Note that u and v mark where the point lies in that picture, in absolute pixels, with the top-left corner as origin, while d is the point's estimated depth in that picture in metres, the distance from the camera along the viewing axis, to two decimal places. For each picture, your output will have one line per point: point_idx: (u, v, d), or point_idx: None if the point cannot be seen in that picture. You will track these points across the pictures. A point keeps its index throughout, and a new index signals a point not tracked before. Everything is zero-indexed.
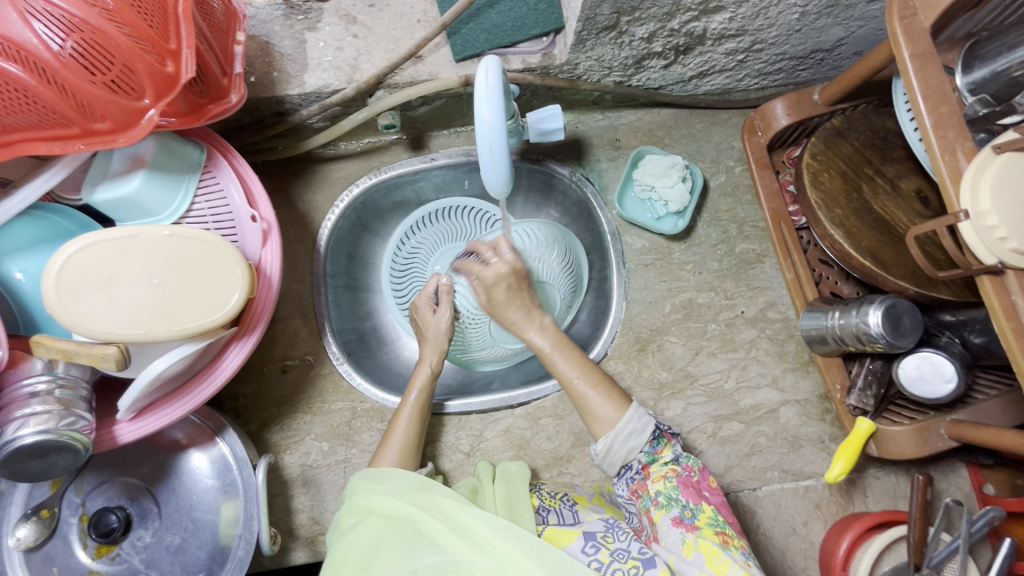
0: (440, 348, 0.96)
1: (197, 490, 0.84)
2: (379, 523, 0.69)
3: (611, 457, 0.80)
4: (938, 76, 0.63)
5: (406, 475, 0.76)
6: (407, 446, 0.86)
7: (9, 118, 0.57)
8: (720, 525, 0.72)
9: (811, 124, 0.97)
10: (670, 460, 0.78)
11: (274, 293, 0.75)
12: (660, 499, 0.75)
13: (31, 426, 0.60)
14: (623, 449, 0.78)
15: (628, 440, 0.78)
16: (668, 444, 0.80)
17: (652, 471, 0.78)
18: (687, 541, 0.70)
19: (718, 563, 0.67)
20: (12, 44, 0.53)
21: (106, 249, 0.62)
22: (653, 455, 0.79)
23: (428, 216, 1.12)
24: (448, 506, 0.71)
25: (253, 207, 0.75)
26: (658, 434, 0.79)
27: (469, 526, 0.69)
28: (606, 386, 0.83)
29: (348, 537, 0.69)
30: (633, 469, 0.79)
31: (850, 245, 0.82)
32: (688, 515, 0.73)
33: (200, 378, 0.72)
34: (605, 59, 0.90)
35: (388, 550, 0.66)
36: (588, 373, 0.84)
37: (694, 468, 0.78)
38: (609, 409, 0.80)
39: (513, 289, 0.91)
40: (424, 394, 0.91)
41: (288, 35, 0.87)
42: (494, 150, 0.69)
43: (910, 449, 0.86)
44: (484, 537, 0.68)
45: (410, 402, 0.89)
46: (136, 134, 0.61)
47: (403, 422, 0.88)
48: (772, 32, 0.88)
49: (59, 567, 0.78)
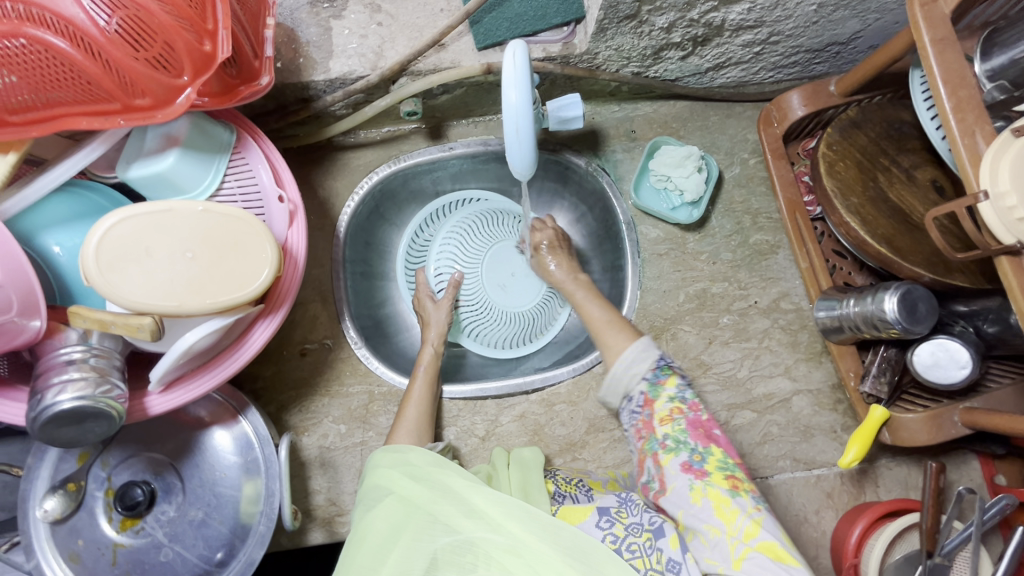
0: (440, 331, 1.03)
1: (220, 466, 0.85)
2: (399, 503, 0.70)
3: (615, 386, 0.85)
4: (957, 61, 0.64)
5: (426, 453, 0.77)
6: (423, 414, 0.91)
7: (53, 93, 0.59)
8: (729, 467, 0.75)
9: (825, 116, 0.99)
10: (675, 396, 0.81)
11: (300, 273, 0.76)
12: (669, 443, 0.78)
13: (69, 392, 0.61)
14: (627, 376, 0.83)
15: (632, 365, 0.83)
16: (673, 376, 0.83)
17: (656, 407, 0.81)
18: (695, 488, 0.73)
19: (726, 511, 0.71)
20: (61, 19, 0.55)
21: (144, 222, 0.64)
22: (656, 385, 0.82)
23: (432, 215, 1.17)
24: (462, 487, 0.72)
25: (281, 188, 0.76)
26: (663, 365, 0.83)
27: (481, 507, 0.69)
28: (619, 324, 0.89)
29: (368, 517, 0.69)
30: (635, 402, 0.83)
31: (867, 233, 0.83)
32: (697, 460, 0.76)
33: (227, 354, 0.73)
34: (625, 49, 0.91)
35: (407, 532, 0.67)
36: (608, 314, 0.91)
37: (699, 407, 0.81)
38: (621, 339, 0.86)
39: (556, 249, 1.06)
40: (431, 369, 0.97)
41: (314, 23, 0.89)
42: (520, 132, 0.70)
43: (923, 436, 0.87)
44: (496, 518, 0.68)
45: (419, 380, 0.95)
46: (173, 111, 0.63)
47: (415, 397, 0.93)
48: (790, 23, 0.89)
49: (83, 540, 0.80)
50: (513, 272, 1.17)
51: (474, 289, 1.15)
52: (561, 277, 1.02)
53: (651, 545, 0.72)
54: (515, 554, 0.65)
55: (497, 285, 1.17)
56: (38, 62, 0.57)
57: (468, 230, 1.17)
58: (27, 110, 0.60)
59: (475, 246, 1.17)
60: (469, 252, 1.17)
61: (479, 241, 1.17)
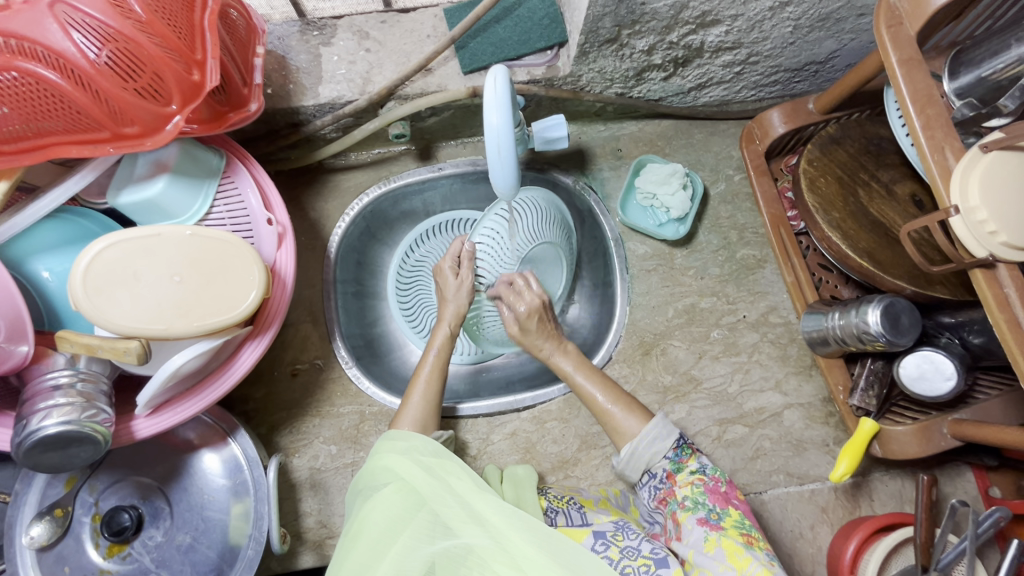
0: (457, 311, 0.96)
1: (209, 489, 0.85)
2: (395, 495, 0.69)
3: (634, 461, 0.82)
4: (925, 80, 0.66)
5: (427, 441, 0.79)
6: (427, 404, 0.87)
7: (44, 123, 0.61)
8: (746, 527, 0.73)
9: (806, 132, 1.01)
10: (696, 470, 0.80)
11: (288, 294, 0.77)
12: (687, 502, 0.77)
13: (55, 417, 0.62)
14: (648, 454, 0.81)
15: (652, 445, 0.81)
16: (693, 455, 0.82)
17: (678, 480, 0.80)
18: (710, 539, 0.72)
19: (740, 559, 0.68)
20: (52, 53, 0.57)
21: (131, 247, 0.65)
22: (677, 463, 0.81)
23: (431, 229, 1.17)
24: (469, 491, 0.72)
25: (269, 211, 0.77)
26: (682, 443, 0.82)
27: (484, 514, 0.69)
28: (627, 401, 0.86)
29: (365, 510, 0.69)
30: (657, 478, 0.81)
31: (848, 246, 0.84)
32: (714, 517, 0.74)
33: (215, 376, 0.74)
34: (607, 71, 0.93)
35: (407, 527, 0.66)
36: (610, 393, 0.87)
37: (720, 479, 0.79)
38: (634, 424, 0.84)
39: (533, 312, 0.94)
40: (442, 355, 0.93)
41: (303, 50, 0.91)
42: (502, 153, 0.71)
43: (914, 448, 0.86)
44: (497, 526, 0.68)
45: (430, 361, 0.91)
46: (162, 138, 0.65)
47: (421, 384, 0.89)
48: (768, 44, 0.91)
49: (70, 567, 0.79)
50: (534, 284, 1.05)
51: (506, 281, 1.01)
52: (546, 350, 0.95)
53: (649, 572, 0.70)
54: (513, 568, 0.63)
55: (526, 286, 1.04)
56: (30, 94, 0.59)
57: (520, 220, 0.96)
58: (18, 139, 0.61)
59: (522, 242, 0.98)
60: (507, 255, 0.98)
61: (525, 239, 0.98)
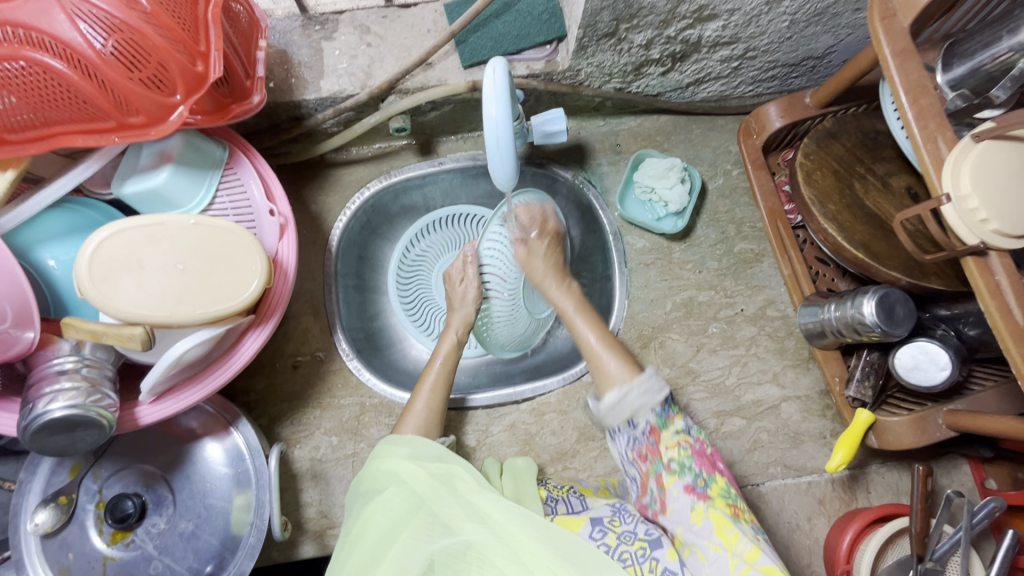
0: (465, 319, 0.98)
1: (211, 478, 0.86)
2: (397, 497, 0.70)
3: (616, 411, 0.76)
4: (918, 71, 0.67)
5: (429, 445, 0.78)
6: (432, 411, 0.86)
7: (51, 112, 0.62)
8: (732, 497, 0.73)
9: (803, 127, 1.02)
10: (682, 430, 0.76)
11: (290, 285, 0.78)
12: (672, 466, 0.73)
13: (61, 401, 0.63)
14: (634, 405, 0.75)
15: (642, 396, 0.75)
16: (679, 413, 0.77)
17: (663, 437, 0.75)
18: (697, 509, 0.71)
19: (728, 533, 0.69)
20: (59, 43, 0.58)
21: (135, 235, 0.66)
22: (664, 418, 0.76)
23: (429, 225, 1.20)
24: (470, 491, 0.72)
25: (272, 202, 0.78)
26: (671, 401, 0.76)
27: (489, 513, 0.70)
28: (622, 353, 0.81)
29: (367, 510, 0.69)
30: (639, 429, 0.75)
31: (843, 238, 0.85)
32: (700, 484, 0.73)
33: (218, 364, 0.75)
34: (606, 65, 0.94)
35: (410, 527, 0.67)
36: (603, 338, 0.83)
37: (704, 440, 0.77)
38: (624, 371, 0.78)
39: (551, 253, 0.97)
40: (449, 360, 0.93)
41: (306, 44, 0.92)
42: (501, 144, 0.72)
43: (909, 438, 0.87)
44: (500, 522, 0.69)
45: (436, 367, 0.91)
46: (166, 128, 0.66)
47: (426, 392, 0.88)
48: (765, 39, 0.92)
49: (74, 554, 0.80)
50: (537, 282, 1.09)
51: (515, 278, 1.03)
52: (551, 288, 0.94)
53: (645, 554, 0.72)
54: (516, 562, 0.64)
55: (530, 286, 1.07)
56: (37, 84, 0.60)
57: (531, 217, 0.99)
58: (25, 128, 0.62)
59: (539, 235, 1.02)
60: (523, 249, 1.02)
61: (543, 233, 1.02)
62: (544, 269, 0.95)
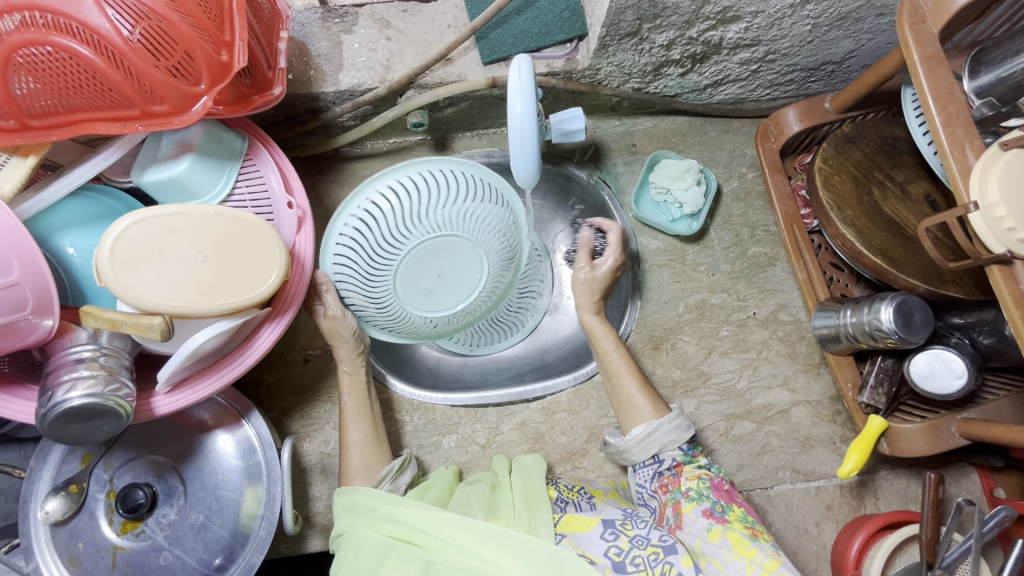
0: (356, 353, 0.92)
1: (222, 469, 0.86)
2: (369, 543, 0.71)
3: (645, 444, 0.84)
4: (946, 78, 0.67)
5: (378, 493, 0.78)
6: (367, 444, 0.89)
7: (75, 99, 0.61)
8: (749, 521, 0.76)
9: (821, 131, 1.01)
10: (703, 465, 0.83)
11: (307, 276, 0.78)
12: (691, 493, 0.79)
13: (80, 389, 0.62)
14: (659, 441, 0.83)
15: (670, 432, 0.83)
16: (701, 454, 0.85)
17: (685, 471, 0.82)
18: (714, 529, 0.74)
19: (746, 549, 0.71)
20: (86, 28, 0.58)
21: (156, 224, 0.66)
22: (689, 456, 0.84)
23: None
24: (427, 518, 0.72)
25: (290, 194, 0.78)
26: (695, 441, 0.85)
27: (453, 537, 0.70)
28: (649, 391, 0.88)
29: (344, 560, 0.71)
30: (665, 463, 0.83)
31: (863, 245, 0.85)
32: (718, 510, 0.77)
33: (234, 355, 0.75)
34: (626, 65, 0.94)
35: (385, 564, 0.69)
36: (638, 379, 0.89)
37: (724, 479, 0.82)
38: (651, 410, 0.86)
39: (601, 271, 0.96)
40: (354, 390, 0.92)
41: (325, 37, 0.91)
42: (525, 140, 0.72)
43: (921, 446, 0.87)
44: (473, 547, 0.70)
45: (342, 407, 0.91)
46: (190, 117, 0.65)
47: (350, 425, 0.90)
48: (786, 43, 0.92)
49: (84, 542, 0.80)
50: (440, 272, 0.88)
51: (383, 295, 0.88)
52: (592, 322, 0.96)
53: (658, 559, 0.71)
54: None
55: (422, 290, 0.89)
56: (62, 69, 0.59)
57: (373, 221, 0.82)
58: (48, 115, 0.62)
59: (378, 246, 0.83)
60: (371, 266, 0.85)
61: (382, 244, 0.83)
62: (589, 302, 0.96)
